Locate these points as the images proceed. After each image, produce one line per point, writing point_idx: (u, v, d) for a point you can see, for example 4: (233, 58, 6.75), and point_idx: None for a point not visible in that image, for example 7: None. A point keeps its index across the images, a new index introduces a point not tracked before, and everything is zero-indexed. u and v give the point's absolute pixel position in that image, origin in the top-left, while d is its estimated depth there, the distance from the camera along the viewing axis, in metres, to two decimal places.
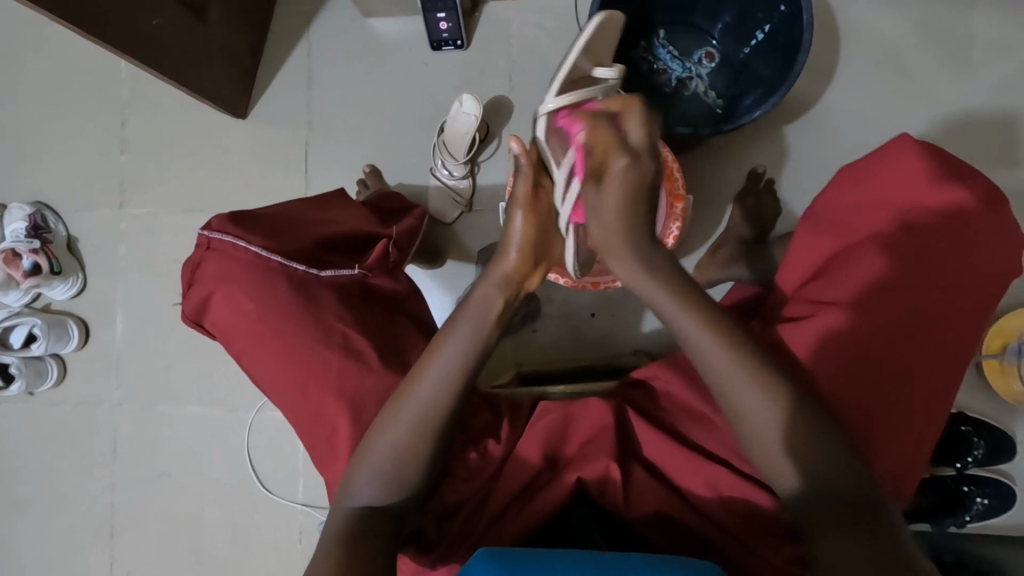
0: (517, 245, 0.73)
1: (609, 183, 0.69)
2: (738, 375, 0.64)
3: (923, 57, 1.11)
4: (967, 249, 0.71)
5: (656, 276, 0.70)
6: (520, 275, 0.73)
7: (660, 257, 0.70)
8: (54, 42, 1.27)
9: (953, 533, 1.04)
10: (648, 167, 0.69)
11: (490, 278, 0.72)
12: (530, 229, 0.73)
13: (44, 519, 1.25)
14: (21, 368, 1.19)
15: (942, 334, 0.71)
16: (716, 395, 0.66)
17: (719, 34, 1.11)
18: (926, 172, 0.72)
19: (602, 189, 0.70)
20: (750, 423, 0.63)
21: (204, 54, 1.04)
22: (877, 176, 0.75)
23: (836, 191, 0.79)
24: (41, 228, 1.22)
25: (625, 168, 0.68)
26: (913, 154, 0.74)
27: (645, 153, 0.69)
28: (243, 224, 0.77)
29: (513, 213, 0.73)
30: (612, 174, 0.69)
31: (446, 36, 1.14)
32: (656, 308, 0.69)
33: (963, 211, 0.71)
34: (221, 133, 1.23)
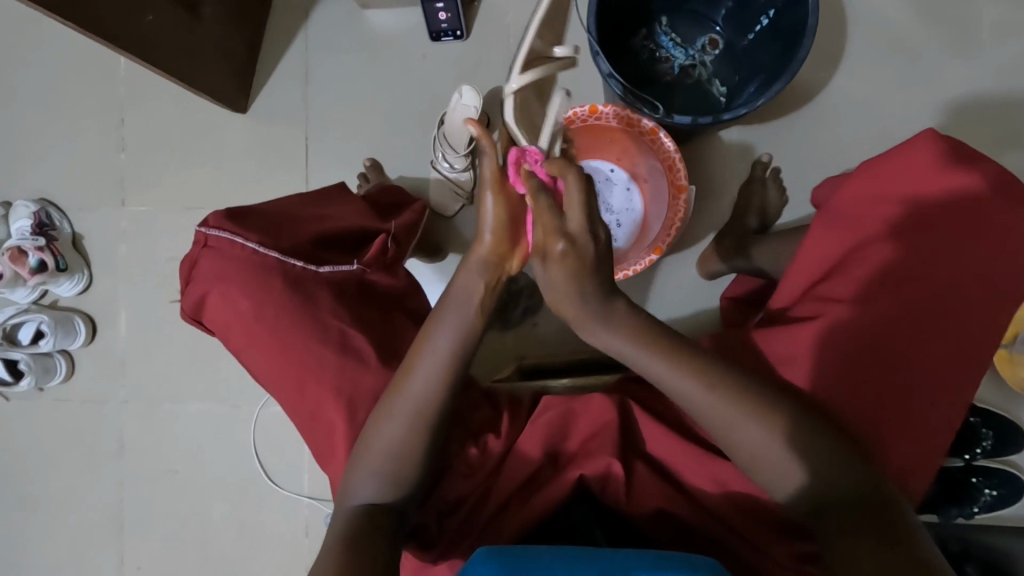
0: (491, 225, 0.68)
1: (551, 267, 0.64)
2: (729, 412, 0.62)
3: (933, 40, 1.08)
4: (981, 244, 0.69)
5: (623, 332, 0.65)
6: (499, 258, 0.69)
7: (620, 309, 0.65)
8: (52, 38, 1.27)
9: (959, 524, 1.03)
10: (588, 249, 0.63)
11: (469, 264, 0.69)
12: (502, 212, 0.68)
13: (57, 513, 1.26)
14: (30, 364, 1.20)
15: (955, 335, 0.69)
16: (715, 433, 0.64)
17: (721, 21, 1.09)
18: (938, 166, 0.71)
19: (545, 268, 0.64)
20: (747, 454, 0.62)
21: (200, 50, 1.04)
22: (890, 171, 0.73)
23: (846, 186, 0.77)
24: (46, 226, 1.23)
25: (563, 252, 0.62)
26: (929, 149, 0.71)
27: (584, 232, 0.63)
28: (240, 221, 0.77)
29: (484, 196, 0.68)
30: (548, 258, 0.63)
31: (445, 27, 1.12)
32: (628, 361, 0.66)
33: (977, 205, 0.69)
34: (222, 129, 1.23)
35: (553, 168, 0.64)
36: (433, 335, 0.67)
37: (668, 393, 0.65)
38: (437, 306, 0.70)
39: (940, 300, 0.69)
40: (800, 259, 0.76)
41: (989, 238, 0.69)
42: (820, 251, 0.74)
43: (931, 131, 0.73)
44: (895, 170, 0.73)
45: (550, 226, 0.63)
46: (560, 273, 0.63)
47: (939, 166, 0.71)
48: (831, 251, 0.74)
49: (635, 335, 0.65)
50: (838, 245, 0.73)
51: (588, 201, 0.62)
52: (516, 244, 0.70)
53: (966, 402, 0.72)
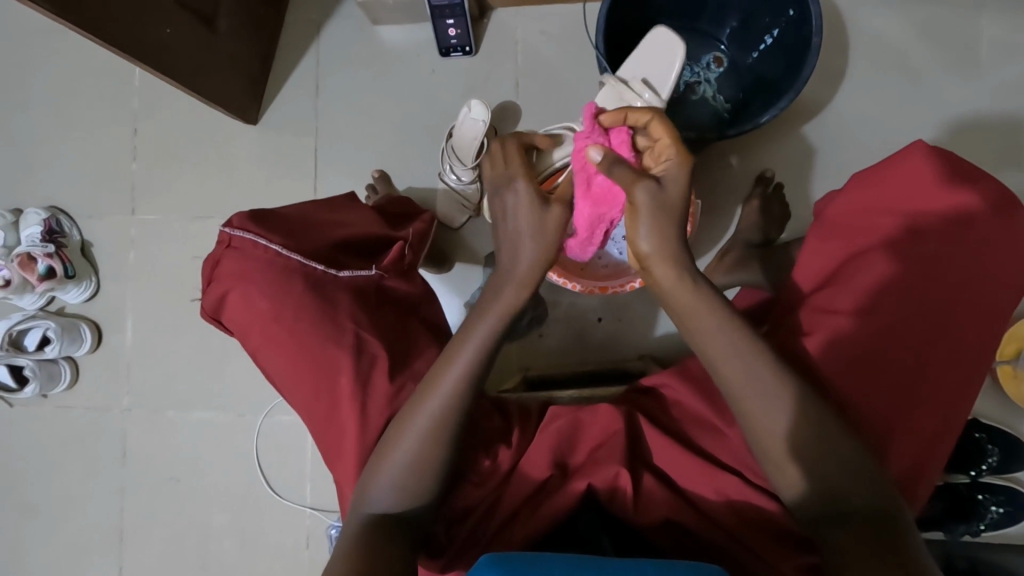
0: (539, 250, 0.69)
1: (669, 177, 0.66)
2: (766, 395, 0.62)
3: (933, 59, 1.10)
4: (977, 252, 0.70)
5: (715, 309, 0.64)
6: (534, 277, 0.69)
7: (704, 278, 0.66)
8: (68, 50, 1.30)
9: (966, 542, 1.02)
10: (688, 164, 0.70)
11: (504, 290, 0.69)
12: (552, 229, 0.69)
13: (56, 521, 1.26)
14: (35, 371, 1.20)
15: (953, 350, 0.70)
16: (737, 415, 0.64)
17: (726, 39, 1.11)
18: (932, 178, 0.72)
19: (667, 184, 0.66)
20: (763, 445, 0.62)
21: (214, 62, 1.06)
22: (887, 184, 0.74)
23: (847, 197, 0.77)
24: (55, 233, 1.24)
25: (678, 163, 0.67)
26: (924, 162, 0.73)
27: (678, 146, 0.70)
28: (263, 223, 0.78)
29: (530, 219, 0.69)
30: (665, 174, 0.67)
31: (454, 42, 1.15)
32: (723, 349, 0.64)
33: (970, 216, 0.71)
34: (232, 139, 1.24)
35: (632, 119, 0.75)
36: (452, 360, 0.67)
37: (721, 377, 0.64)
38: (477, 310, 0.69)
39: (940, 310, 0.69)
40: (800, 272, 0.76)
41: (982, 258, 0.70)
42: (823, 261, 0.74)
43: (924, 142, 0.75)
44: (888, 184, 0.74)
45: (669, 141, 0.69)
46: (676, 181, 0.66)
47: (933, 181, 0.72)
48: (831, 260, 0.74)
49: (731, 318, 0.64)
50: (837, 255, 0.74)
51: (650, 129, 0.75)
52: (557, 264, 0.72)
53: (962, 417, 0.72)
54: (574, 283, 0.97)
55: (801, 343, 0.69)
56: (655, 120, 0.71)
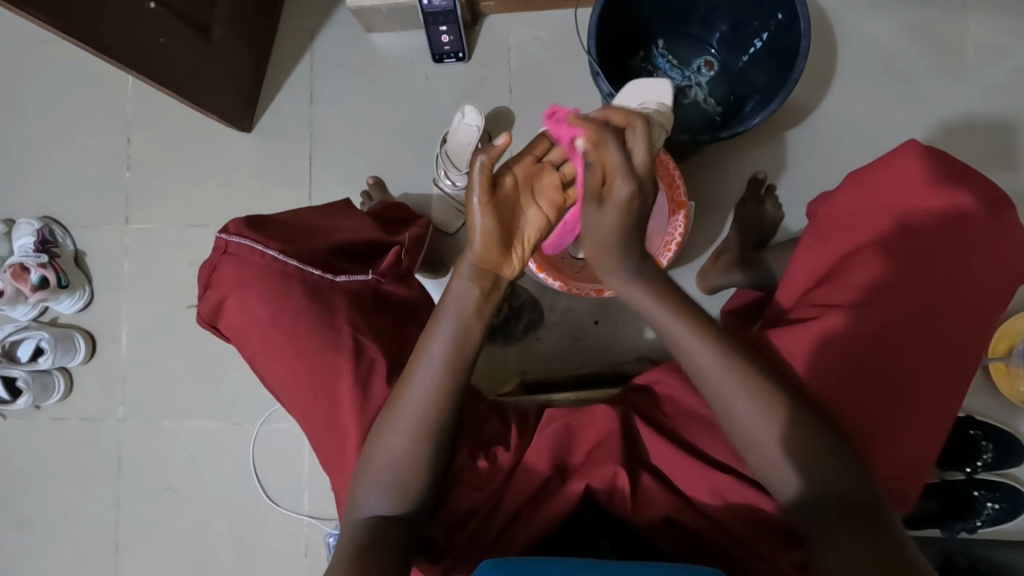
0: (482, 234, 0.68)
1: (609, 207, 0.66)
2: (739, 376, 0.64)
3: (921, 61, 1.12)
4: (969, 250, 0.71)
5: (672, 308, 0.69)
6: (489, 264, 0.69)
7: (648, 266, 0.71)
8: (61, 60, 1.29)
9: (964, 538, 1.03)
10: (650, 191, 0.66)
11: (461, 269, 0.69)
12: (491, 220, 0.67)
13: (50, 534, 1.24)
14: (28, 382, 1.20)
15: (948, 347, 0.70)
16: (709, 400, 0.66)
17: (716, 44, 1.13)
18: (923, 177, 0.72)
19: (603, 211, 0.67)
20: (741, 431, 0.64)
21: (209, 71, 1.06)
22: (879, 183, 0.75)
23: (841, 198, 0.79)
24: (49, 243, 1.23)
25: (627, 197, 0.65)
26: (916, 161, 0.73)
27: (646, 177, 0.66)
28: (260, 229, 0.78)
29: (473, 202, 0.67)
30: (608, 198, 0.66)
31: (447, 49, 1.15)
32: (680, 348, 0.67)
33: (963, 214, 0.71)
34: (227, 147, 1.24)
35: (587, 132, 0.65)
36: (427, 344, 0.68)
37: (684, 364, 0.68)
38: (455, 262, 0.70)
39: (936, 308, 0.70)
40: (797, 267, 0.78)
41: (978, 257, 0.71)
42: (818, 260, 0.76)
43: (915, 142, 0.75)
44: (878, 183, 0.75)
45: (618, 168, 0.65)
46: (616, 213, 0.66)
47: (930, 182, 0.72)
48: (825, 258, 0.76)
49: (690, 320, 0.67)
50: (832, 253, 0.75)
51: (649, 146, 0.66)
52: (506, 252, 0.70)
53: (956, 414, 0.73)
54: (572, 288, 0.98)
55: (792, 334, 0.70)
56: (602, 145, 0.64)
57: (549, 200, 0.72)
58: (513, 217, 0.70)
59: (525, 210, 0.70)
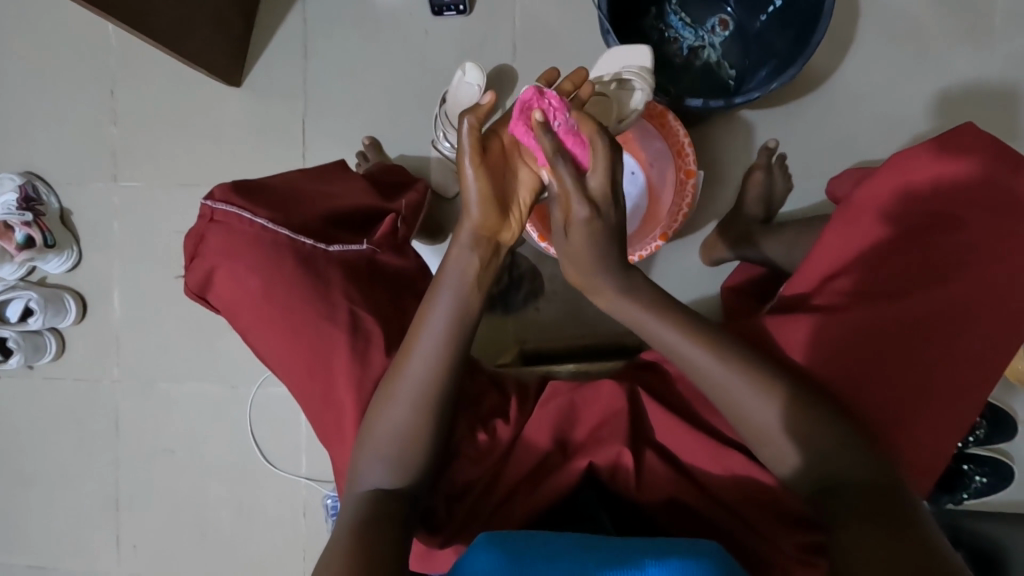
0: (476, 199, 0.66)
1: (574, 232, 0.66)
2: (750, 376, 0.63)
3: (947, 24, 1.06)
4: (1006, 243, 0.69)
5: (681, 327, 0.65)
6: (489, 230, 0.67)
7: (636, 274, 0.68)
8: (36, 3, 1.22)
9: (949, 510, 1.06)
10: (609, 215, 0.66)
11: (459, 239, 0.67)
12: (484, 179, 0.65)
13: (50, 491, 1.25)
14: (19, 342, 1.18)
15: (973, 343, 0.69)
16: (720, 407, 0.65)
17: (733, 1, 1.06)
18: (959, 165, 0.71)
19: (570, 237, 0.66)
20: (747, 421, 0.63)
21: (194, 18, 0.99)
22: (919, 169, 0.73)
23: (876, 180, 0.76)
24: (33, 200, 1.19)
25: (587, 220, 0.64)
26: (956, 149, 0.72)
27: (606, 200, 0.66)
28: (248, 195, 0.75)
29: (463, 166, 0.65)
30: (569, 225, 0.66)
31: (447, 1, 1.09)
32: (691, 361, 0.65)
33: (1003, 206, 0.70)
34: (216, 102, 1.19)
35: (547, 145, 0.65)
36: (427, 315, 0.66)
37: (692, 375, 0.66)
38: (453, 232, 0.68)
39: (965, 300, 0.69)
40: (819, 250, 0.75)
41: (1002, 251, 0.69)
42: (843, 245, 0.73)
43: (965, 130, 0.74)
44: (916, 168, 0.73)
45: (576, 194, 0.64)
46: (582, 237, 0.65)
47: (965, 169, 0.71)
48: (852, 243, 0.73)
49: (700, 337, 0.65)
50: (860, 238, 0.73)
51: (603, 172, 0.64)
52: (505, 215, 0.68)
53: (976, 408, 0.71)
54: None
55: (821, 322, 0.68)
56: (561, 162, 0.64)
57: None
58: (506, 178, 0.69)
59: (516, 170, 0.69)
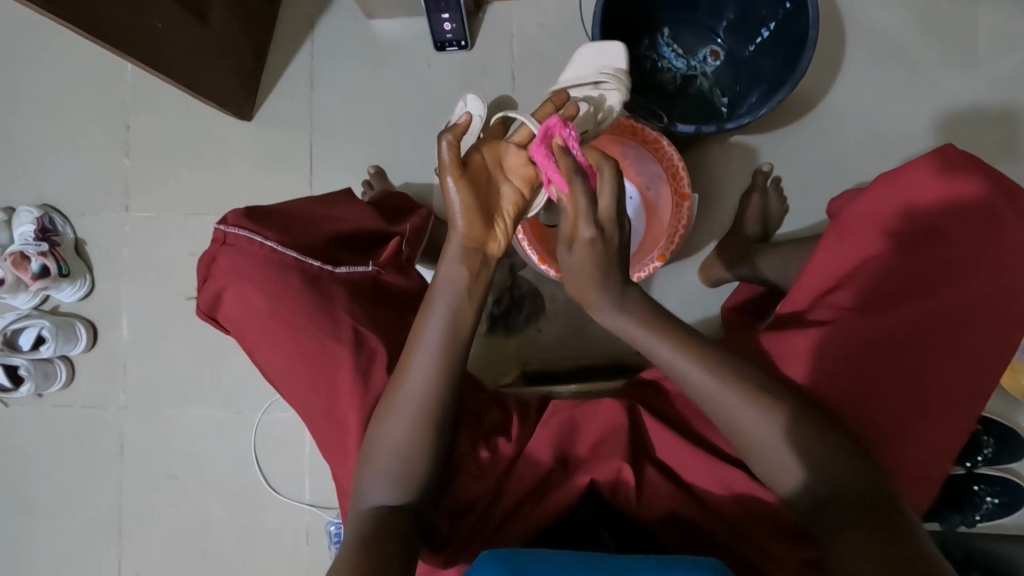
0: (461, 210, 0.69)
1: (577, 249, 0.68)
2: (741, 390, 0.63)
3: (932, 50, 1.10)
4: (1000, 256, 0.70)
5: (671, 341, 0.67)
6: (475, 241, 0.70)
7: (634, 294, 0.69)
8: (59, 45, 1.28)
9: (962, 532, 1.04)
10: (612, 237, 0.68)
11: (448, 250, 0.70)
12: (469, 195, 0.69)
13: (54, 520, 1.25)
14: (30, 369, 1.20)
15: (967, 356, 0.70)
16: (714, 416, 0.66)
17: (723, 32, 1.11)
18: (948, 178, 0.73)
19: (572, 251, 0.68)
20: (744, 434, 0.63)
21: (207, 56, 1.04)
22: (910, 185, 0.74)
23: (867, 197, 0.78)
24: (49, 231, 1.23)
25: (591, 238, 0.67)
26: (943, 163, 0.73)
27: (611, 223, 0.68)
28: (258, 220, 0.78)
29: (445, 178, 0.69)
30: (574, 245, 0.68)
31: (449, 37, 1.13)
32: (684, 379, 0.66)
33: (993, 217, 0.71)
34: (227, 135, 1.23)
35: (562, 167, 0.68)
36: (423, 326, 0.67)
37: (685, 386, 0.66)
38: (443, 243, 0.71)
39: (956, 311, 0.70)
40: (815, 265, 0.77)
41: (996, 265, 0.70)
42: (837, 261, 0.75)
43: (952, 146, 0.76)
44: (907, 183, 0.75)
45: (582, 212, 0.67)
46: (585, 256, 0.67)
47: (952, 181, 0.72)
48: (846, 260, 0.75)
49: (690, 350, 0.66)
50: (853, 254, 0.74)
51: (614, 194, 0.67)
52: (490, 225, 0.71)
53: (974, 423, 0.72)
54: None
55: (815, 335, 0.69)
56: (575, 188, 0.66)
57: (520, 174, 0.75)
58: (488, 190, 0.72)
59: (499, 184, 0.73)
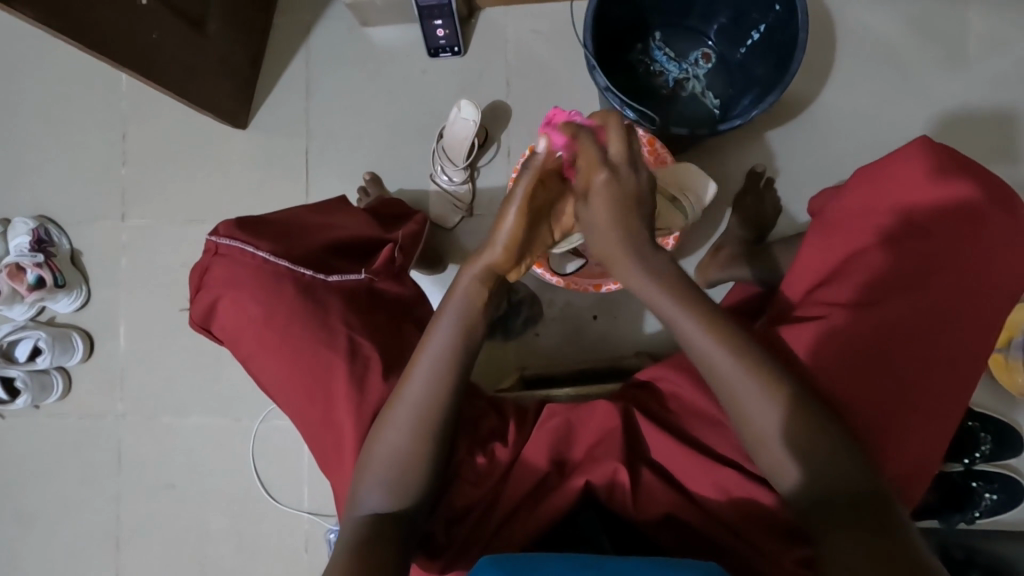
0: (505, 240, 0.69)
1: (594, 199, 0.70)
2: (744, 383, 0.63)
3: (922, 51, 1.11)
4: (982, 247, 0.71)
5: (689, 309, 0.67)
6: (502, 268, 0.71)
7: (658, 251, 0.70)
8: (53, 56, 1.28)
9: (961, 530, 1.04)
10: (629, 176, 0.70)
11: (476, 263, 0.70)
12: (518, 223, 0.68)
13: (52, 532, 1.25)
14: (27, 381, 1.19)
15: (954, 347, 0.71)
16: (727, 408, 0.65)
17: (715, 35, 1.12)
18: (931, 171, 0.73)
19: (591, 204, 0.70)
20: (755, 429, 0.63)
21: (203, 66, 1.05)
22: (892, 178, 0.75)
23: (851, 193, 0.78)
24: (44, 242, 1.23)
25: (606, 182, 0.69)
26: (922, 156, 0.74)
27: (625, 166, 0.70)
28: (251, 230, 0.78)
29: (507, 213, 0.69)
30: (592, 194, 0.70)
31: (443, 43, 1.15)
32: (697, 354, 0.66)
33: (974, 209, 0.72)
34: (222, 144, 1.24)
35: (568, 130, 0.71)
36: (431, 337, 0.68)
37: (700, 366, 0.66)
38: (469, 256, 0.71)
39: (944, 302, 0.70)
40: (802, 263, 0.78)
41: (979, 257, 0.71)
42: (823, 257, 0.76)
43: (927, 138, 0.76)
44: (888, 177, 0.76)
45: (594, 160, 0.69)
46: (604, 202, 0.70)
47: (936, 176, 0.73)
48: (833, 255, 0.75)
49: (706, 321, 0.66)
50: (840, 249, 0.75)
51: (625, 139, 0.70)
52: (517, 261, 0.72)
53: (959, 413, 0.73)
54: (572, 283, 0.98)
55: (807, 331, 0.69)
56: (580, 138, 0.70)
57: (561, 227, 0.75)
58: (535, 234, 0.72)
59: (543, 232, 0.74)
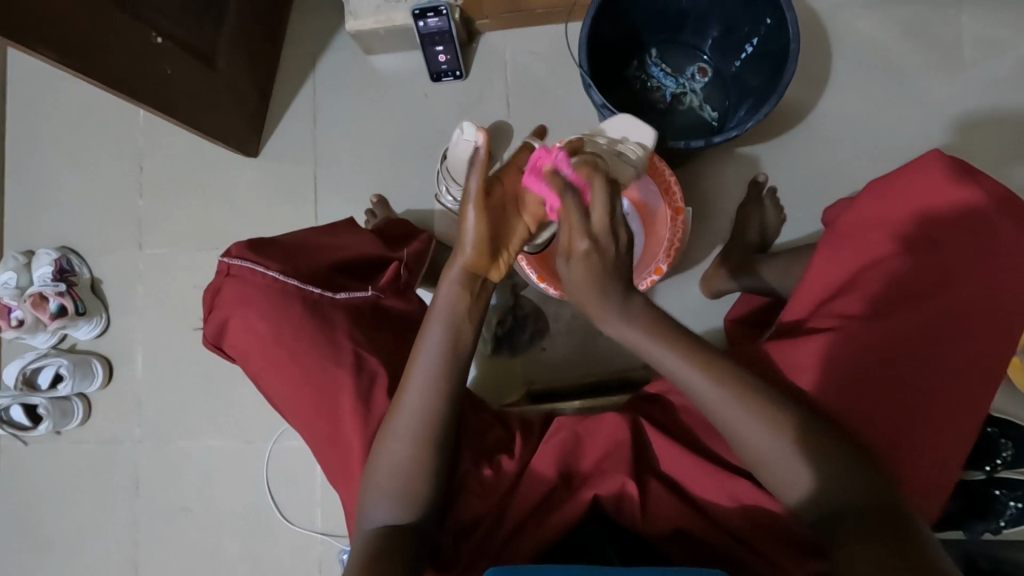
0: (471, 243, 0.68)
1: (574, 263, 0.67)
2: (749, 408, 0.62)
3: (918, 57, 1.12)
4: (997, 258, 0.71)
5: (685, 355, 0.64)
6: (477, 271, 0.70)
7: (636, 299, 0.67)
8: (76, 94, 1.34)
9: (987, 540, 1.01)
10: (609, 248, 0.66)
11: (449, 273, 0.70)
12: (483, 226, 0.68)
13: (71, 557, 1.26)
14: (48, 408, 1.23)
15: (970, 359, 0.70)
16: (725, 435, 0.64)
17: (709, 50, 1.14)
18: (945, 183, 0.72)
19: (570, 266, 0.67)
20: (756, 451, 0.62)
21: (215, 99, 1.09)
22: (906, 191, 0.74)
23: (864, 205, 0.78)
24: (66, 272, 1.27)
25: (586, 252, 0.65)
26: (936, 168, 0.74)
27: (606, 234, 0.66)
28: (260, 250, 0.80)
29: (467, 211, 0.68)
30: (572, 254, 0.66)
31: (444, 68, 1.18)
32: (695, 393, 0.64)
33: (987, 220, 0.71)
34: (234, 172, 1.28)
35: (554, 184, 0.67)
36: (421, 349, 0.68)
37: (696, 400, 0.65)
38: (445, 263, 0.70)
39: (958, 314, 0.70)
40: (813, 274, 0.77)
41: (993, 268, 0.71)
42: (834, 269, 0.75)
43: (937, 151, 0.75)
44: (902, 189, 0.75)
45: (576, 225, 0.65)
46: (582, 269, 0.66)
47: (949, 187, 0.72)
48: (845, 267, 0.75)
49: (699, 362, 0.64)
50: (853, 261, 0.74)
51: (610, 207, 0.65)
52: (494, 259, 0.70)
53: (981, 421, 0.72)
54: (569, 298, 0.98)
55: (821, 345, 0.69)
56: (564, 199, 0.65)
57: (533, 214, 0.73)
58: (504, 230, 0.71)
59: (514, 226, 0.71)
